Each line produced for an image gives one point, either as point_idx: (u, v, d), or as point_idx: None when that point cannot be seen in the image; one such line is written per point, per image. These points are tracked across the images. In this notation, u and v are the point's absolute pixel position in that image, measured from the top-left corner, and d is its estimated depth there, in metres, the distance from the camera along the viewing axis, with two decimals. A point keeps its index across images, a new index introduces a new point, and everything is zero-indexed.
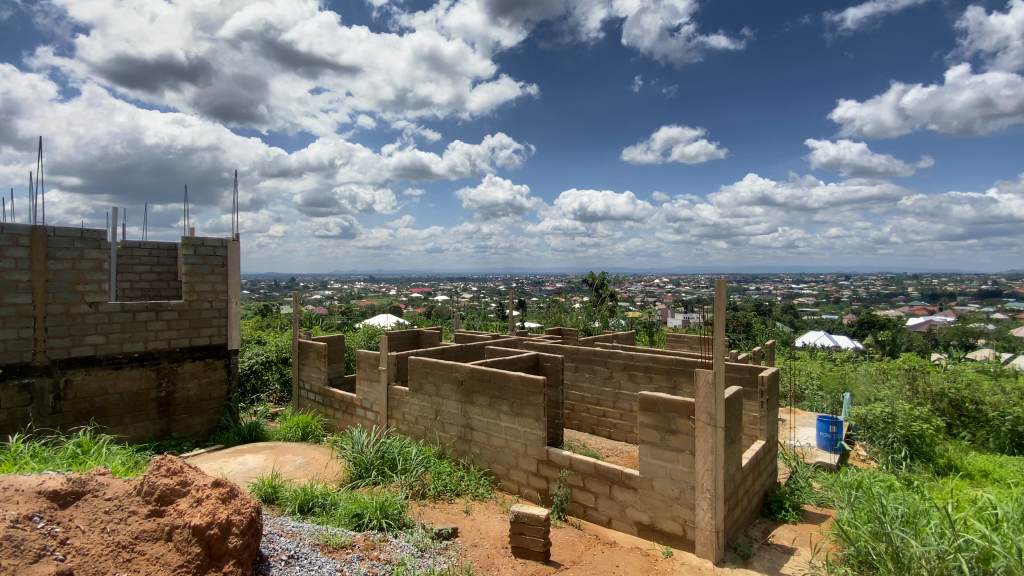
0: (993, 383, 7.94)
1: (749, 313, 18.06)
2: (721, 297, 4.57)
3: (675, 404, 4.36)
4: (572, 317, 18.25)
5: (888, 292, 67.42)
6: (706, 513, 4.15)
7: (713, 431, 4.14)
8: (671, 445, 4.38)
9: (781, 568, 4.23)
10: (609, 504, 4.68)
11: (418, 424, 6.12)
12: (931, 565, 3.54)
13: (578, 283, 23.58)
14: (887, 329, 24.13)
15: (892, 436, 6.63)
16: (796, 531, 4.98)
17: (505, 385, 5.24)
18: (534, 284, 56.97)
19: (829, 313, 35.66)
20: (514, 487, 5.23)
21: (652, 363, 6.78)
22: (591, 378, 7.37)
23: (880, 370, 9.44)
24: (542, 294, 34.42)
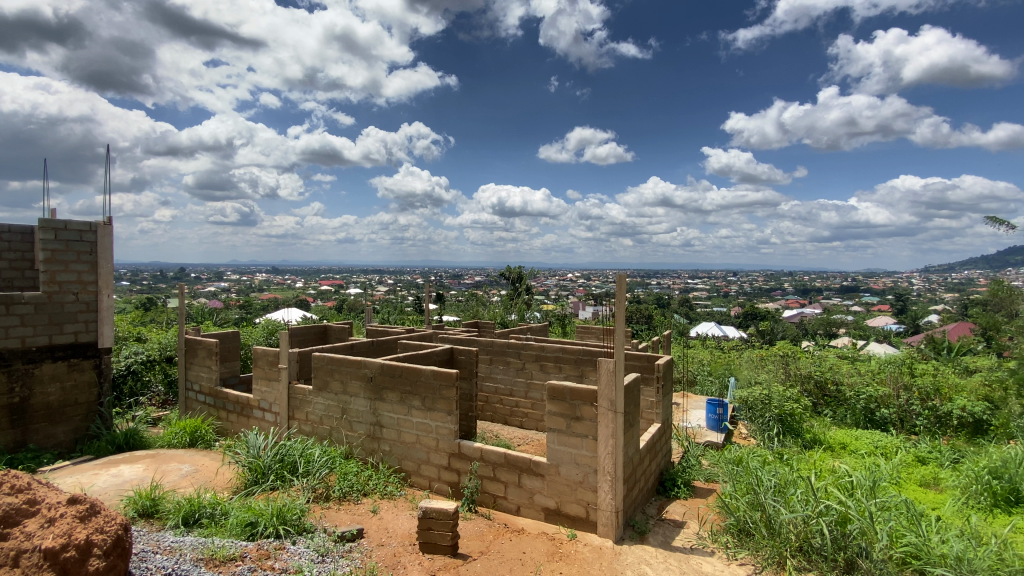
0: (849, 366, 9.18)
1: (652, 306, 19.38)
2: (623, 291, 4.84)
3: (580, 392, 4.55)
4: (490, 310, 18.42)
5: (770, 287, 75.53)
6: (607, 495, 4.38)
7: (613, 417, 4.38)
8: (576, 431, 4.57)
9: (672, 541, 4.58)
10: (518, 492, 4.79)
11: (323, 424, 5.83)
12: (798, 529, 4.08)
13: (495, 277, 23.84)
14: (768, 320, 27.04)
15: (769, 415, 7.45)
16: (686, 505, 5.43)
17: (416, 380, 5.14)
18: (453, 277, 56.63)
19: (722, 306, 39.23)
20: (425, 483, 5.18)
21: (561, 353, 7.03)
22: (505, 370, 7.47)
23: (760, 356, 10.56)
24: (460, 288, 34.31)
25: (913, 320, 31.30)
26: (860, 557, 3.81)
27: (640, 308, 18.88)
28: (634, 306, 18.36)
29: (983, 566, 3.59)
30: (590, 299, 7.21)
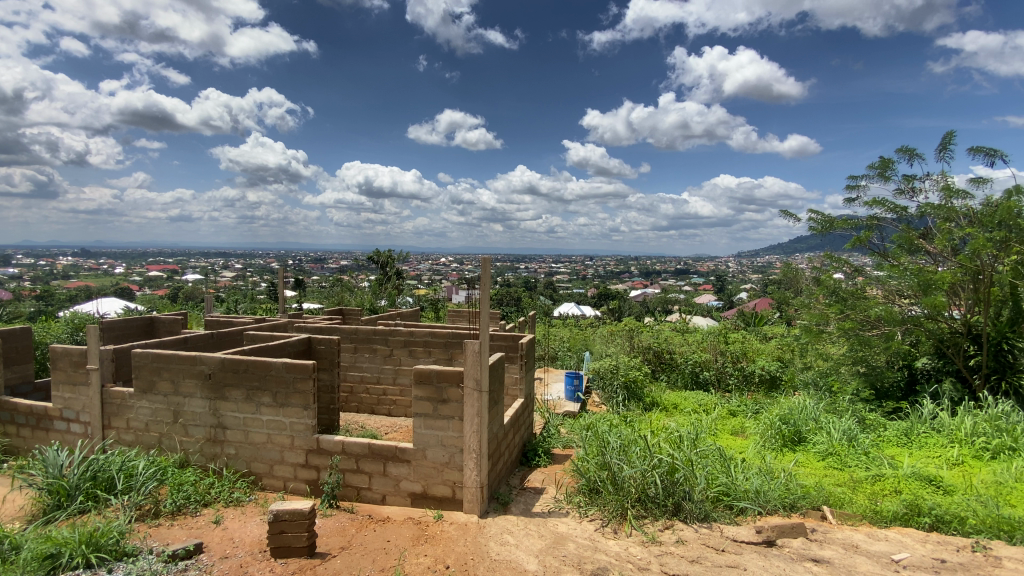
0: (680, 338, 10.66)
1: (520, 289, 20.19)
2: (488, 274, 4.96)
3: (446, 374, 4.59)
4: (357, 295, 17.64)
5: (622, 271, 83.80)
6: (472, 472, 4.52)
7: (478, 396, 4.50)
8: (442, 414, 4.61)
9: (532, 507, 4.90)
10: (383, 481, 4.70)
11: (151, 432, 5.06)
12: (637, 482, 4.65)
13: (362, 261, 22.84)
14: (619, 300, 29.90)
15: (617, 383, 8.33)
16: (546, 472, 5.84)
17: (266, 374, 4.71)
18: (315, 262, 52.77)
19: (582, 288, 42.44)
20: (278, 484, 4.81)
21: (430, 338, 7.01)
22: (371, 357, 7.21)
23: (611, 332, 11.73)
24: (324, 273, 32.07)
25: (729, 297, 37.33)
26: (685, 500, 4.54)
27: (509, 291, 19.57)
28: (502, 288, 18.96)
29: (775, 497, 4.69)
30: (459, 283, 7.31)
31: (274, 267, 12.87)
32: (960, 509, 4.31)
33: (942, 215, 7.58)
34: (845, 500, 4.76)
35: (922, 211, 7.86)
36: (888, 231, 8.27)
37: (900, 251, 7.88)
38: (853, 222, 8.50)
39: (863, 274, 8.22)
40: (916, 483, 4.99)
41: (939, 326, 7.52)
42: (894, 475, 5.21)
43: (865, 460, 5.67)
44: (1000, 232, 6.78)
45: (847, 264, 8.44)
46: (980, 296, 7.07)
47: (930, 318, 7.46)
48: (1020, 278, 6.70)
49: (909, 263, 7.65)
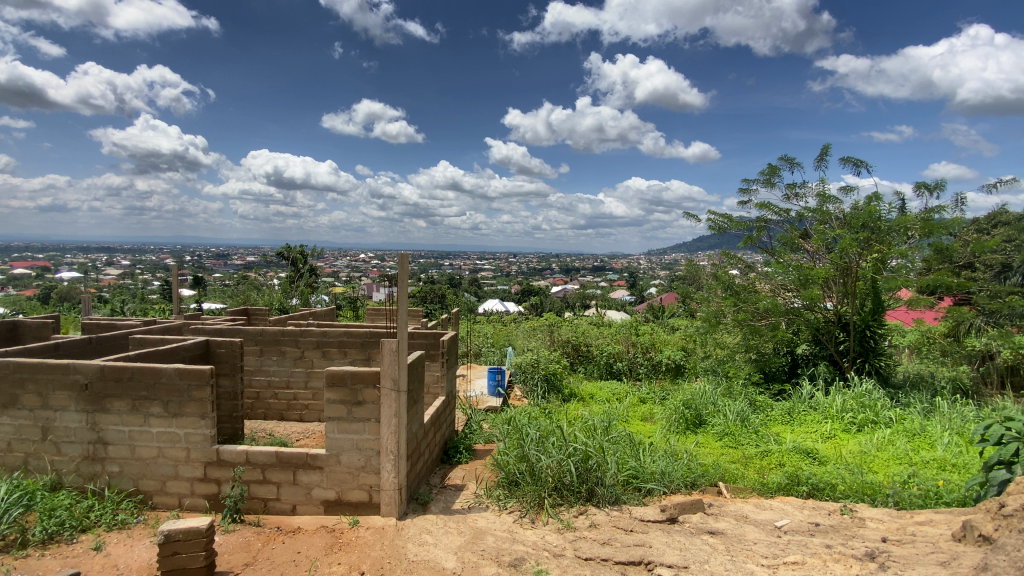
0: (597, 332, 11.16)
1: (443, 286, 19.97)
2: (406, 271, 4.87)
3: (361, 376, 4.46)
4: (266, 294, 16.53)
5: (544, 268, 85.75)
6: (389, 474, 4.43)
7: (396, 396, 4.42)
8: (357, 416, 4.47)
9: (452, 504, 4.90)
10: (293, 490, 4.47)
11: (12, 452, 4.42)
12: (553, 472, 4.82)
13: (272, 258, 21.41)
14: (541, 296, 30.61)
15: (538, 376, 8.57)
16: (466, 469, 5.86)
17: (155, 382, 4.29)
18: (219, 258, 48.71)
19: (506, 284, 42.94)
20: (173, 502, 4.40)
21: (345, 338, 6.75)
22: (279, 360, 6.79)
23: (533, 327, 11.99)
24: (229, 270, 29.68)
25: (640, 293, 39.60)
26: (598, 485, 4.77)
27: (432, 288, 19.31)
28: (425, 285, 18.66)
29: (678, 477, 5.06)
30: (377, 280, 7.11)
31: (169, 263, 11.71)
32: (831, 477, 4.92)
33: (818, 218, 8.56)
34: (738, 475, 5.26)
35: (803, 214, 8.81)
36: (775, 230, 9.19)
37: (784, 249, 8.81)
38: (745, 223, 9.31)
39: (754, 270, 9.07)
40: (796, 456, 5.63)
41: (816, 316, 8.52)
42: (779, 450, 5.84)
43: (755, 438, 6.30)
44: (863, 233, 7.79)
45: (741, 261, 9.28)
46: (848, 290, 8.09)
47: (808, 309, 8.47)
48: (878, 273, 7.76)
49: (791, 260, 8.56)
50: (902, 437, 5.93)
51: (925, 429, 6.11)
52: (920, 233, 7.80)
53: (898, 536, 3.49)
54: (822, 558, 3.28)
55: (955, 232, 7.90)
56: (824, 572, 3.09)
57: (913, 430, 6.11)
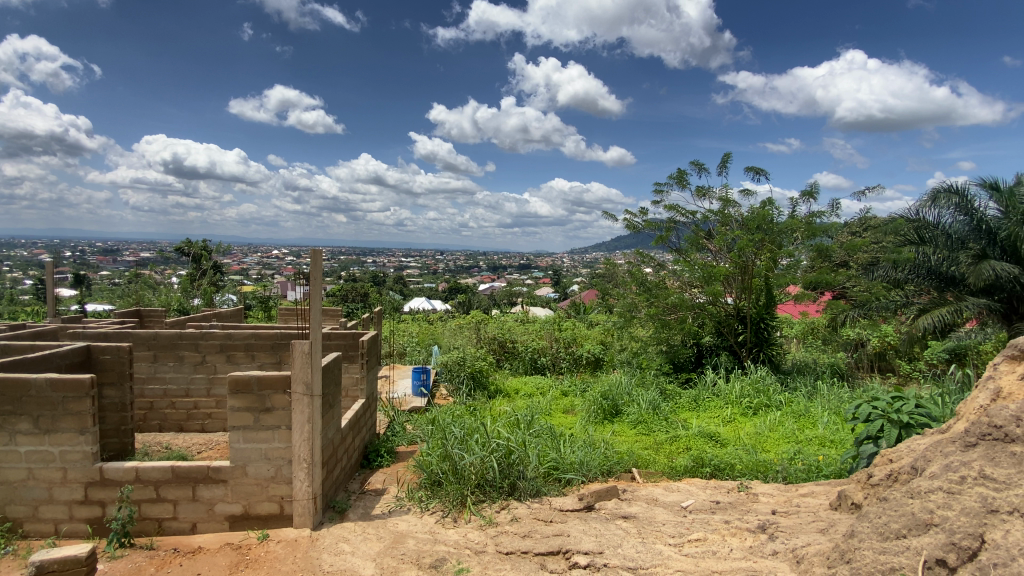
0: (522, 329, 11.36)
1: (366, 283, 19.30)
2: (319, 268, 4.64)
3: (270, 381, 4.20)
4: (162, 294, 15.04)
5: (470, 266, 85.60)
6: (303, 483, 4.20)
7: (309, 401, 4.20)
8: (265, 424, 4.21)
9: (372, 510, 4.76)
10: (192, 507, 4.11)
11: None
12: (476, 469, 4.84)
13: (170, 254, 19.53)
14: (468, 294, 30.53)
15: (463, 374, 8.55)
16: (387, 472, 5.72)
17: (21, 396, 3.76)
18: (105, 253, 43.52)
19: (432, 282, 42.32)
20: (47, 529, 3.89)
21: (253, 340, 6.31)
22: (177, 366, 6.21)
23: (458, 325, 11.93)
24: (118, 267, 26.65)
25: (564, 290, 40.72)
26: (519, 479, 4.86)
27: (353, 286, 18.59)
28: (346, 283, 17.93)
29: (595, 466, 5.28)
30: (291, 279, 6.72)
31: (41, 259, 10.30)
32: (730, 458, 5.38)
33: (721, 220, 9.28)
34: (650, 461, 5.61)
35: (707, 216, 9.51)
36: (683, 231, 9.84)
37: (691, 249, 9.50)
38: (657, 223, 9.90)
39: (665, 267, 9.68)
40: (701, 440, 6.10)
41: (718, 310, 9.26)
42: (686, 435, 6.28)
43: (666, 424, 6.74)
44: (758, 234, 8.58)
45: (654, 260, 9.83)
46: (745, 286, 8.88)
47: (711, 304, 9.19)
48: (770, 271, 8.59)
49: (697, 258, 9.23)
50: (790, 418, 6.62)
51: (809, 410, 6.86)
52: (803, 235, 8.73)
53: (784, 508, 3.89)
54: (721, 534, 3.56)
55: (833, 235, 8.91)
56: (722, 545, 3.37)
57: (799, 411, 6.84)
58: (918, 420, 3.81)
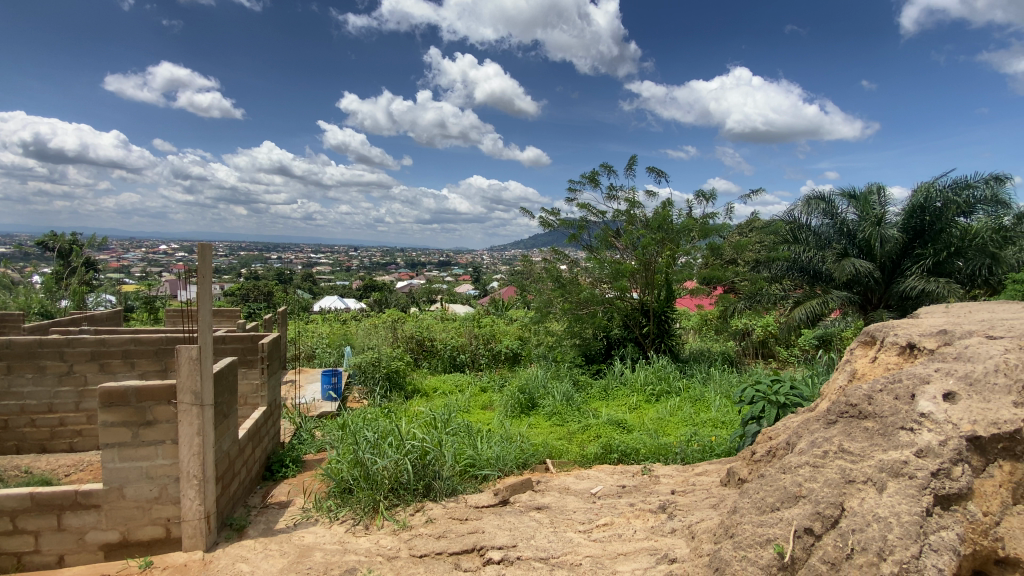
0: (440, 326, 11.23)
1: (270, 281, 17.98)
2: (208, 266, 4.21)
3: (150, 391, 3.77)
4: (18, 294, 12.98)
5: (387, 262, 83.04)
6: (193, 501, 3.80)
7: (199, 411, 3.82)
8: (145, 440, 3.77)
9: (275, 525, 4.44)
10: (57, 538, 3.68)
11: None
12: (389, 473, 4.69)
13: (28, 248, 16.89)
14: (384, 291, 29.56)
15: (378, 375, 8.28)
16: (292, 483, 5.36)
17: None
18: None
19: (345, 280, 40.45)
20: None
21: (132, 346, 5.63)
22: (37, 378, 5.37)
23: (372, 324, 11.53)
24: None
25: (484, 287, 40.88)
26: (434, 479, 4.78)
27: (256, 284, 17.23)
28: (247, 281, 16.58)
29: (511, 459, 5.34)
30: (179, 277, 6.07)
31: None
32: (636, 443, 5.71)
33: (628, 219, 9.81)
34: (563, 450, 5.79)
35: (616, 216, 10.00)
36: (594, 229, 10.25)
37: (601, 246, 9.96)
38: (570, 222, 10.24)
39: (578, 264, 10.05)
40: (610, 427, 6.42)
41: (626, 304, 9.81)
42: (596, 423, 6.57)
43: (578, 414, 7.01)
44: (660, 234, 9.20)
45: (568, 257, 10.16)
46: (648, 282, 9.48)
47: (620, 299, 9.70)
48: (670, 268, 9.27)
49: (607, 256, 9.69)
50: (688, 403, 7.17)
51: (704, 394, 7.48)
52: (698, 235, 9.47)
53: (682, 487, 4.20)
54: (626, 517, 3.76)
55: (724, 235, 9.76)
56: (627, 528, 3.56)
57: (695, 396, 7.43)
58: (792, 400, 4.28)
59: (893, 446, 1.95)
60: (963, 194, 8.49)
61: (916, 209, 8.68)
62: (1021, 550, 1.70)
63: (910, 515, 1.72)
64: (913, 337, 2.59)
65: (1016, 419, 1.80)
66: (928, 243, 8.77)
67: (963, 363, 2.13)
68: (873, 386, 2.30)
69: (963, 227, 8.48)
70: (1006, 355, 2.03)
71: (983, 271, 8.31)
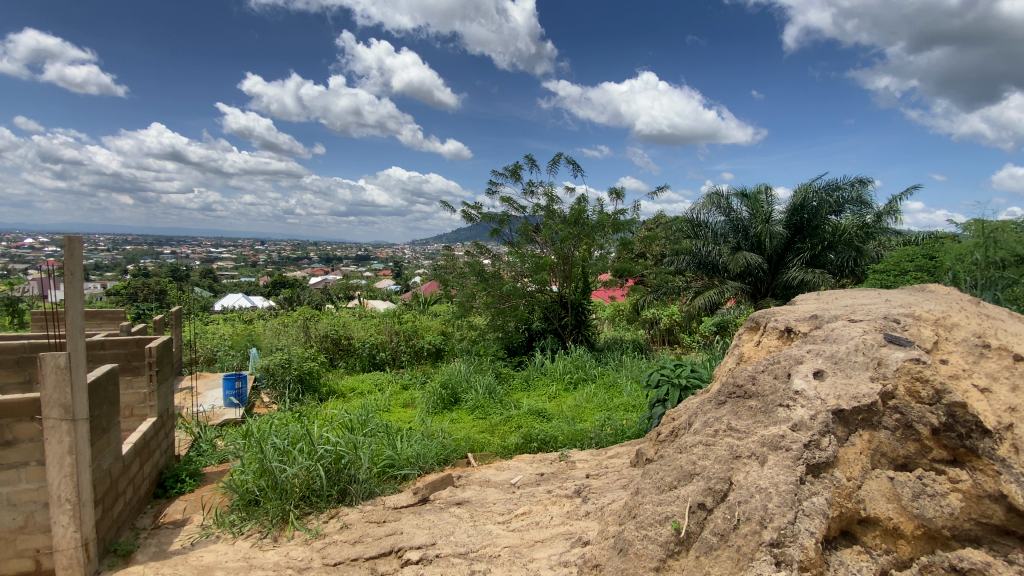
0: (358, 323, 10.82)
1: (164, 277, 16.27)
2: (77, 260, 3.66)
3: (7, 407, 3.29)
4: None
5: (300, 257, 78.38)
6: (66, 528, 3.33)
7: (70, 426, 3.34)
8: (4, 463, 3.31)
9: (169, 546, 4.02)
10: None
11: None
12: (300, 481, 4.43)
13: None
14: (296, 287, 27.78)
15: (289, 378, 7.80)
16: (190, 499, 4.89)
17: None
18: None
19: (252, 276, 37.57)
20: None
21: None
22: None
23: (282, 323, 10.82)
24: None
25: (404, 281, 39.88)
26: (350, 483, 4.59)
27: (145, 281, 15.52)
28: (136, 278, 14.87)
29: (431, 456, 5.26)
30: (44, 275, 5.29)
31: None
32: (555, 430, 5.86)
33: (547, 214, 9.99)
34: (485, 443, 5.81)
35: (535, 211, 10.15)
36: (514, 223, 10.32)
37: (522, 240, 10.07)
38: (491, 215, 10.26)
39: (498, 258, 10.11)
40: (530, 417, 6.54)
41: (545, 297, 10.02)
42: (518, 414, 6.67)
43: (500, 406, 7.07)
44: (577, 229, 9.49)
45: (489, 251, 10.17)
46: (567, 275, 9.76)
47: (540, 292, 9.89)
48: (587, 262, 9.61)
49: (527, 250, 9.84)
50: (602, 389, 7.49)
51: (617, 380, 7.85)
52: (612, 231, 9.80)
53: (596, 471, 4.37)
54: (544, 504, 3.85)
55: (635, 230, 10.25)
56: (544, 514, 3.64)
57: (610, 382, 7.79)
58: (692, 382, 4.61)
59: (773, 422, 2.15)
60: (834, 195, 9.55)
61: (798, 208, 9.66)
62: (879, 510, 1.89)
63: (787, 485, 1.89)
64: (790, 322, 2.86)
65: (872, 392, 2.03)
66: (806, 238, 9.82)
67: (830, 344, 2.39)
68: (756, 368, 2.52)
69: (835, 224, 9.65)
70: (864, 336, 2.30)
71: (851, 262, 9.65)
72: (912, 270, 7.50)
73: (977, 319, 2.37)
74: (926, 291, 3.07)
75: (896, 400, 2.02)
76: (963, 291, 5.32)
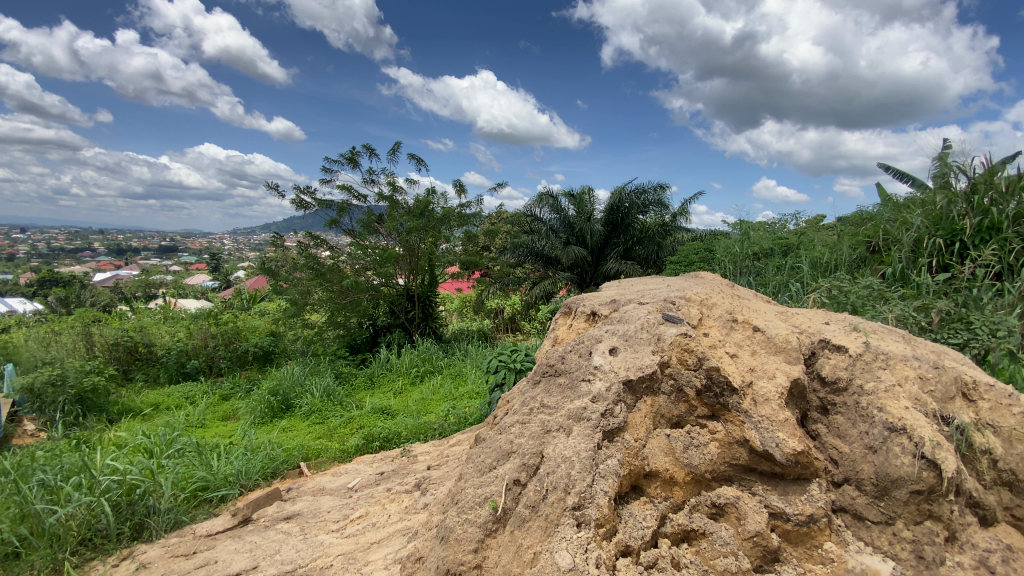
0: (165, 325, 9.30)
1: None
2: None
3: None
4: None
5: (84, 249, 63.84)
6: None
7: None
8: None
9: None
10: None
11: None
12: (76, 522, 3.61)
13: None
14: (76, 284, 22.49)
15: (62, 399, 6.32)
16: None
17: None
18: None
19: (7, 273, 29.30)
20: None
21: None
22: None
23: (53, 330, 8.71)
24: None
25: (227, 276, 35.07)
26: (148, 516, 3.89)
27: None
28: None
29: (254, 471, 4.73)
30: None
31: None
32: (398, 427, 5.74)
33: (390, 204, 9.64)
34: (321, 450, 5.42)
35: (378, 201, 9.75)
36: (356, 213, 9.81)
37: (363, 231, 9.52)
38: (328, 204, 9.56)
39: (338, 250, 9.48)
40: (372, 416, 6.30)
41: (390, 291, 9.71)
42: (359, 414, 6.37)
43: (339, 408, 6.66)
44: (422, 221, 9.34)
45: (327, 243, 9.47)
46: (413, 267, 9.60)
47: (385, 285, 9.55)
48: (433, 254, 9.57)
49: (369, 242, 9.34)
50: (448, 380, 7.56)
51: (463, 369, 7.98)
52: (457, 224, 9.93)
53: (437, 461, 4.40)
54: (381, 503, 3.74)
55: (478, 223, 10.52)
56: (382, 514, 3.53)
57: (456, 373, 7.88)
58: (525, 365, 4.93)
59: (577, 396, 2.38)
60: (642, 197, 10.99)
61: (615, 208, 10.92)
62: (658, 463, 2.23)
63: (585, 451, 2.11)
64: (594, 306, 3.19)
65: (653, 362, 2.36)
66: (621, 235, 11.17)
67: (623, 324, 2.73)
68: (565, 349, 2.76)
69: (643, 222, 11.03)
70: (648, 316, 2.67)
71: (654, 255, 10.91)
72: (697, 260, 8.94)
73: (730, 299, 2.93)
74: (698, 277, 3.69)
75: (671, 367, 2.38)
76: (732, 276, 6.53)
